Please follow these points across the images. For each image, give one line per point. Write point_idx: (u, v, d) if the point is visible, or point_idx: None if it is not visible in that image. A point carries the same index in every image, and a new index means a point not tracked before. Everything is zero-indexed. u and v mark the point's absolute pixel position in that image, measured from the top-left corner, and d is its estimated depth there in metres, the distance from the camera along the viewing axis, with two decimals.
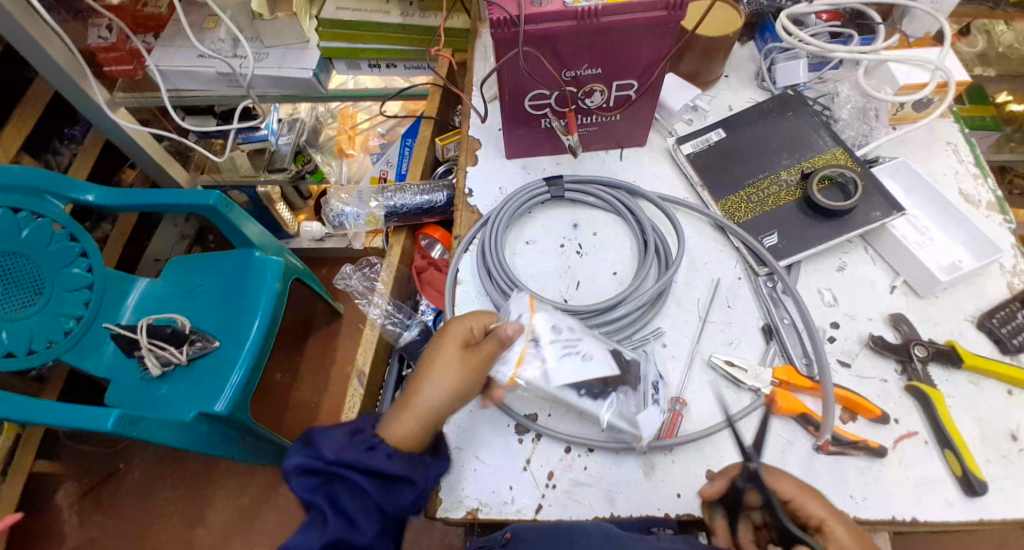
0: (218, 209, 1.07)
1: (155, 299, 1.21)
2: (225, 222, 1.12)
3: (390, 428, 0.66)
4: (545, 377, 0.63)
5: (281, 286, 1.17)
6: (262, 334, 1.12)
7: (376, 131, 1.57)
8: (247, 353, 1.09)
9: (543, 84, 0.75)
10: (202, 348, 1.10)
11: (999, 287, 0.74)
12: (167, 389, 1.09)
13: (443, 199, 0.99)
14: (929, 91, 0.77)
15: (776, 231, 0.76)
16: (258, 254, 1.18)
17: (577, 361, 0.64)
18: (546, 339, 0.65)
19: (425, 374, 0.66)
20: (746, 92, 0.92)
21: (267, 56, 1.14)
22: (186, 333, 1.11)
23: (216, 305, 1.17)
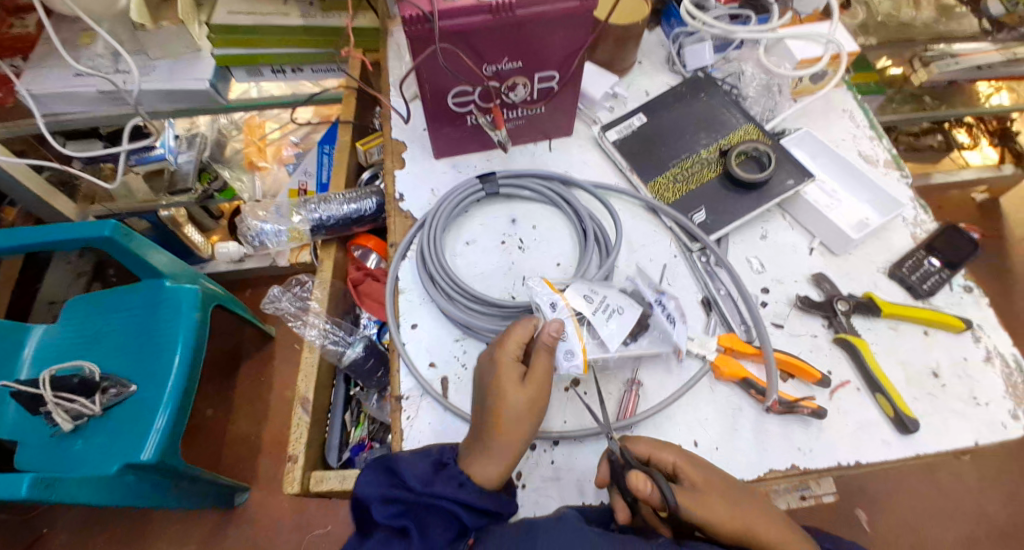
0: (116, 240, 0.98)
1: (55, 347, 1.10)
2: (125, 253, 1.03)
3: (476, 472, 0.59)
4: (602, 347, 0.67)
5: (200, 315, 1.09)
6: (186, 367, 1.04)
7: (289, 140, 1.48)
8: (170, 395, 1.01)
9: (465, 80, 0.74)
10: (117, 395, 1.01)
11: (903, 238, 0.81)
12: (82, 444, 0.99)
13: (372, 206, 0.95)
14: (823, 64, 0.83)
15: (703, 208, 0.79)
16: (170, 284, 1.09)
17: (619, 319, 0.67)
18: (587, 315, 0.67)
19: (496, 411, 0.60)
20: (660, 77, 0.95)
21: (155, 69, 1.06)
22: (96, 380, 0.99)
23: (126, 346, 1.07)
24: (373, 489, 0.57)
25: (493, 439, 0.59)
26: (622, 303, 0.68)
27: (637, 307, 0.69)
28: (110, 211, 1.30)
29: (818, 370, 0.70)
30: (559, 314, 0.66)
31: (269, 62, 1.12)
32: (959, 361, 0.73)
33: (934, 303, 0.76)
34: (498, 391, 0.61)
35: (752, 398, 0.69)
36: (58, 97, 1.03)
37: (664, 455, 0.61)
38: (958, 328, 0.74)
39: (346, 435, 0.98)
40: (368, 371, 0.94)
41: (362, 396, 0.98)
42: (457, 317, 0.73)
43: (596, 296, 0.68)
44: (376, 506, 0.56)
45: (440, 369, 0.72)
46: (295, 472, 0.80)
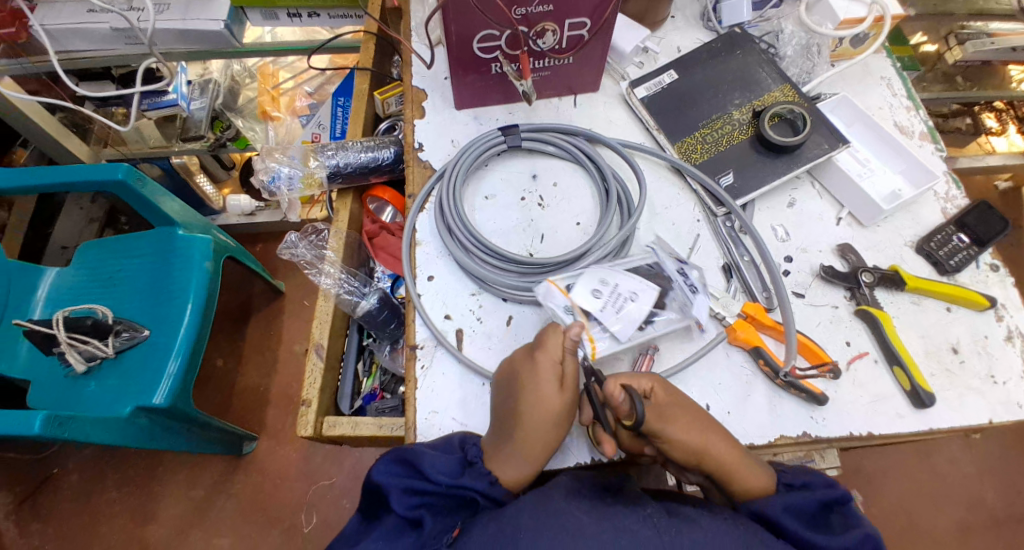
0: (128, 184, 0.97)
1: (68, 291, 1.10)
2: (138, 198, 1.02)
3: (504, 474, 0.58)
4: (616, 339, 0.66)
5: (212, 266, 1.08)
6: (197, 315, 1.04)
7: (303, 90, 1.46)
8: (182, 340, 1.01)
9: (493, 23, 0.71)
10: (130, 339, 1.00)
11: (932, 212, 0.79)
12: (95, 386, 1.00)
13: (390, 156, 0.93)
14: (867, 26, 0.78)
15: (731, 171, 0.77)
16: (182, 233, 1.09)
17: (631, 309, 0.66)
18: (597, 311, 0.66)
19: (532, 414, 0.58)
20: (693, 33, 0.91)
21: (170, 7, 1.07)
22: (109, 323, 1.00)
23: (140, 293, 1.07)
24: (396, 479, 0.56)
25: (525, 439, 0.58)
26: (635, 288, 0.67)
27: (652, 288, 0.67)
28: (123, 155, 1.28)
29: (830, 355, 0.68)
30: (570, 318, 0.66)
31: (283, 5, 1.12)
32: (980, 340, 0.72)
33: (959, 280, 0.75)
34: (533, 392, 0.59)
35: (757, 366, 0.69)
36: (71, 33, 1.06)
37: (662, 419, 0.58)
38: (982, 306, 0.72)
39: (358, 385, 0.99)
40: (380, 325, 0.93)
41: (375, 347, 0.99)
42: (475, 270, 0.72)
43: (606, 287, 0.67)
44: (396, 496, 0.56)
45: (456, 322, 0.72)
46: (309, 416, 0.80)
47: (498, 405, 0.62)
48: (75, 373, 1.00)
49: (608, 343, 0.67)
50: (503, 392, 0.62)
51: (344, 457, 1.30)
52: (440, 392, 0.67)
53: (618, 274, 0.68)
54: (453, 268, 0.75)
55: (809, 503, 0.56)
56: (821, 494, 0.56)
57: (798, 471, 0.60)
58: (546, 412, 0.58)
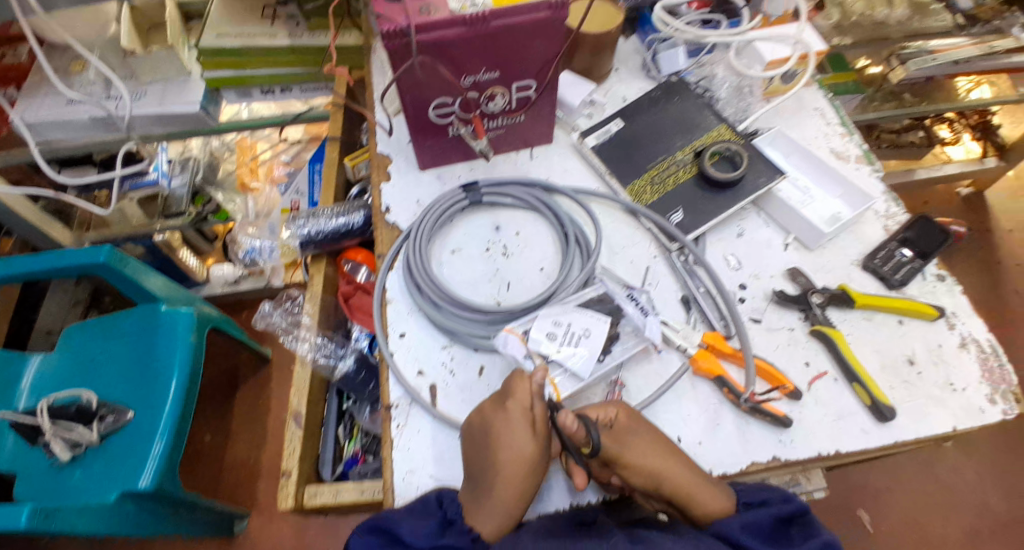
0: (111, 266, 1.00)
1: (52, 376, 1.11)
2: (121, 278, 1.05)
3: (483, 526, 0.59)
4: (577, 377, 0.69)
5: (195, 338, 1.10)
6: (182, 390, 1.05)
7: (280, 159, 1.51)
8: (166, 418, 1.02)
9: (445, 92, 0.76)
10: (115, 422, 1.02)
11: (875, 230, 0.83)
12: (81, 473, 1.00)
13: (360, 219, 0.95)
14: (792, 64, 0.86)
15: (680, 207, 0.81)
16: (164, 308, 1.10)
17: (586, 345, 0.69)
18: (554, 353, 0.69)
19: (496, 461, 0.59)
20: (636, 83, 0.98)
21: (146, 94, 1.14)
22: (94, 408, 1.01)
23: (125, 372, 1.08)
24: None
25: (501, 492, 0.59)
26: (588, 324, 0.71)
27: (603, 321, 0.71)
28: (104, 236, 1.31)
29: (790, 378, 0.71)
30: (530, 362, 0.69)
31: (255, 83, 1.20)
32: (935, 350, 0.75)
33: (908, 292, 0.78)
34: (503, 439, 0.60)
35: (721, 394, 0.71)
36: (51, 124, 1.11)
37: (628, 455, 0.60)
38: (931, 316, 0.75)
39: (340, 450, 1.00)
40: (358, 386, 0.97)
41: (354, 409, 1.00)
42: (444, 324, 0.75)
43: (560, 327, 0.71)
44: None
45: (428, 377, 0.74)
46: (289, 488, 0.81)
47: (472, 458, 0.63)
48: (61, 462, 1.00)
49: (570, 382, 0.69)
50: (475, 445, 0.63)
51: (339, 526, 1.28)
52: (416, 450, 0.69)
53: (570, 314, 0.72)
54: (423, 324, 0.77)
55: (766, 521, 0.59)
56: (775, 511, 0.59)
57: (755, 491, 0.62)
58: (516, 459, 0.60)
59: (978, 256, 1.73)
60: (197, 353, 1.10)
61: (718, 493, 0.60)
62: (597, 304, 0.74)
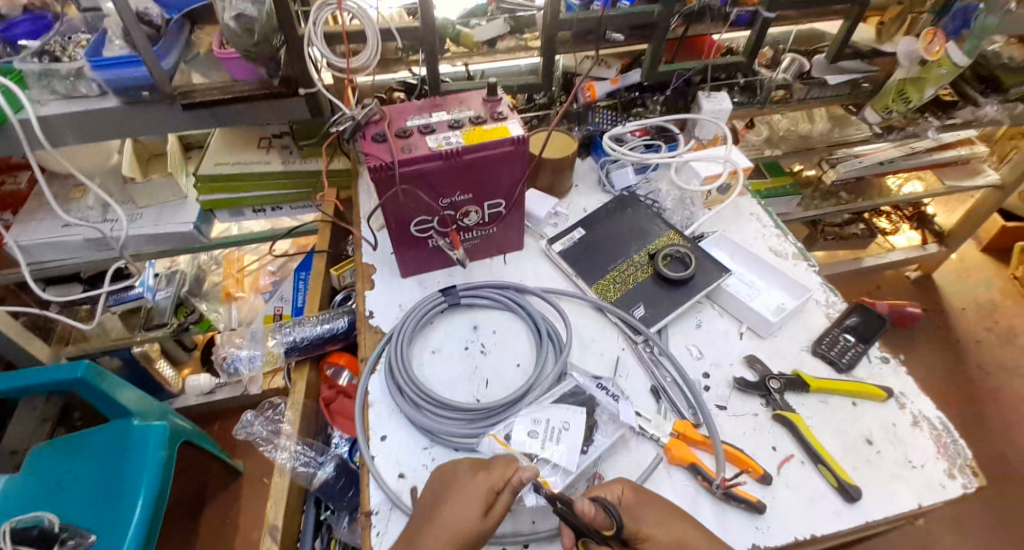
0: (87, 380, 1.02)
1: (11, 497, 1.06)
2: (96, 392, 1.06)
3: None
4: (566, 471, 0.71)
5: (167, 453, 1.12)
6: (147, 512, 1.04)
7: (266, 269, 1.57)
8: (130, 540, 1.00)
9: (424, 212, 0.85)
10: (76, 547, 0.98)
11: (819, 318, 0.91)
12: None
13: (344, 324, 1.00)
14: (723, 179, 0.99)
15: (641, 303, 0.89)
16: (136, 423, 1.12)
17: (566, 437, 0.72)
18: (538, 450, 0.71)
19: (448, 540, 0.61)
20: (594, 196, 1.09)
21: (142, 216, 1.23)
22: (56, 531, 0.98)
23: (89, 491, 1.06)
24: None
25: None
26: (566, 417, 0.74)
27: (580, 412, 0.75)
28: (84, 350, 1.34)
29: (760, 465, 0.75)
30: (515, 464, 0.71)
31: (251, 203, 1.28)
32: (890, 428, 0.80)
33: (857, 375, 0.85)
34: (449, 517, 0.62)
35: (695, 483, 0.74)
36: (46, 246, 1.17)
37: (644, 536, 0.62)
38: (881, 396, 0.82)
39: None
40: (337, 493, 0.96)
41: (333, 519, 0.97)
42: (426, 424, 0.77)
43: (539, 423, 0.74)
44: None
45: (410, 479, 0.75)
46: None
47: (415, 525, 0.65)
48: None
49: (560, 477, 0.70)
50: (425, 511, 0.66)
51: None
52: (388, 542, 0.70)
53: (547, 410, 0.75)
54: (405, 426, 0.80)
55: None
56: None
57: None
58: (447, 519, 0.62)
59: (934, 335, 1.83)
60: (164, 470, 1.11)
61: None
62: (574, 397, 0.78)
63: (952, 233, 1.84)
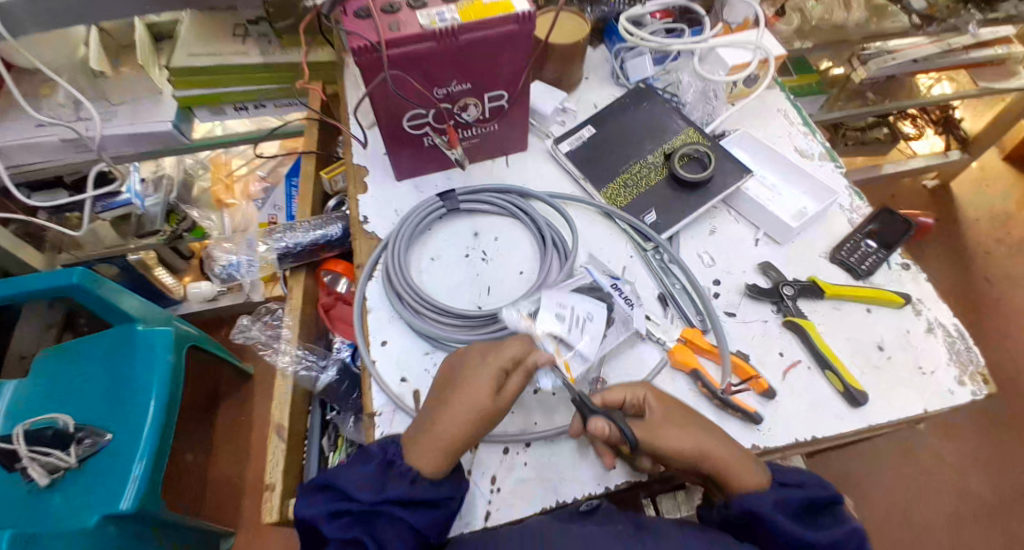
0: (84, 286, 0.99)
1: (29, 398, 1.08)
2: (94, 299, 1.04)
3: (420, 463, 0.60)
4: (586, 358, 0.69)
5: (174, 358, 1.11)
6: (161, 412, 1.05)
7: (256, 174, 1.53)
8: (146, 442, 1.02)
9: (418, 103, 0.77)
10: (92, 446, 1.00)
11: (840, 224, 0.86)
12: (59, 498, 0.98)
13: (338, 230, 0.96)
14: (754, 68, 0.90)
15: (653, 209, 0.84)
16: (140, 327, 1.10)
17: (591, 327, 0.70)
18: (563, 333, 0.69)
19: (466, 419, 0.60)
20: (607, 90, 1.00)
21: (116, 114, 1.14)
22: (71, 431, 1.00)
23: (104, 391, 1.07)
24: (325, 504, 0.59)
25: (438, 433, 0.60)
26: (590, 308, 0.71)
27: (604, 306, 0.72)
28: (78, 259, 1.29)
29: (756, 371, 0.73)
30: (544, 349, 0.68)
31: (229, 100, 1.20)
32: (902, 335, 0.77)
33: (875, 281, 0.81)
34: (459, 407, 0.61)
35: (695, 392, 0.72)
36: (22, 147, 1.10)
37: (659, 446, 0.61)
38: (897, 304, 0.78)
39: (325, 462, 0.94)
40: (343, 395, 0.93)
41: (338, 419, 0.95)
42: (426, 331, 0.75)
43: (565, 311, 0.71)
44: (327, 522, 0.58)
45: (411, 383, 0.74)
46: (273, 502, 0.79)
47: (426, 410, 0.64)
48: (37, 486, 0.98)
49: (580, 363, 0.69)
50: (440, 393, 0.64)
51: None
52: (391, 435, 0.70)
53: (572, 298, 0.72)
54: (405, 333, 0.78)
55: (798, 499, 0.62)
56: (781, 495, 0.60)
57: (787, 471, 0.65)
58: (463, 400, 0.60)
59: (945, 245, 1.79)
60: (173, 373, 1.11)
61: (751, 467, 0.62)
62: (589, 291, 0.75)
63: (977, 139, 1.73)
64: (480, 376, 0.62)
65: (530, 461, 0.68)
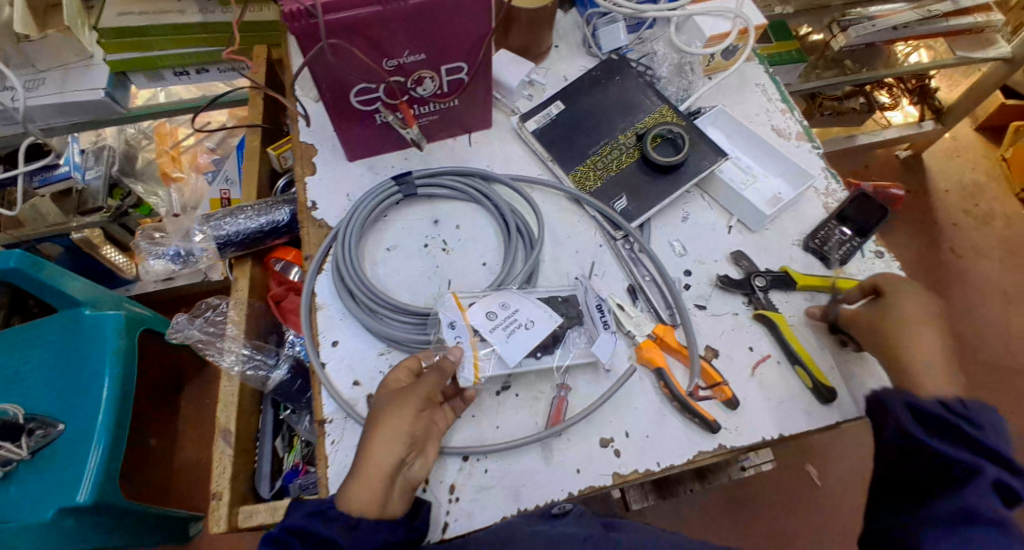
0: (23, 271, 0.90)
1: None
2: (37, 283, 0.95)
3: (353, 503, 0.54)
4: (503, 362, 0.65)
5: (126, 341, 1.03)
6: (115, 397, 0.99)
7: (204, 146, 1.37)
8: (101, 425, 0.96)
9: (366, 78, 0.69)
10: (45, 436, 0.94)
11: (816, 209, 0.82)
12: (14, 491, 0.91)
13: (286, 216, 0.88)
14: (732, 39, 0.84)
15: (624, 194, 0.78)
16: (89, 311, 1.02)
17: (522, 333, 0.66)
18: (488, 333, 0.65)
19: (392, 438, 0.56)
20: (577, 60, 0.93)
21: (44, 81, 1.01)
22: (20, 422, 0.93)
23: (52, 379, 0.99)
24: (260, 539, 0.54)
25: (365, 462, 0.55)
26: (533, 315, 0.67)
27: (552, 319, 0.67)
28: (18, 239, 1.18)
29: (720, 373, 0.69)
30: (457, 335, 0.65)
31: (166, 65, 1.09)
32: None
33: (849, 271, 0.78)
34: (387, 433, 0.56)
35: (659, 391, 0.69)
36: None
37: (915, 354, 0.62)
38: None
39: (279, 462, 0.91)
40: (295, 396, 0.89)
41: (293, 419, 0.92)
42: (382, 332, 0.69)
43: (499, 315, 0.66)
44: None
45: (365, 387, 0.69)
46: (221, 510, 0.73)
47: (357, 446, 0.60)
48: None
49: (493, 364, 0.65)
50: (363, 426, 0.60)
51: None
52: (341, 445, 0.65)
53: (519, 301, 0.68)
54: (356, 333, 0.72)
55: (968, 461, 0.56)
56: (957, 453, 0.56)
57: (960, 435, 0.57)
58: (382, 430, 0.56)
59: (918, 216, 1.79)
60: (127, 356, 1.03)
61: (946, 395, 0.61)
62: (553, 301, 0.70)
63: (952, 110, 1.70)
64: (417, 388, 0.59)
65: (490, 469, 0.64)
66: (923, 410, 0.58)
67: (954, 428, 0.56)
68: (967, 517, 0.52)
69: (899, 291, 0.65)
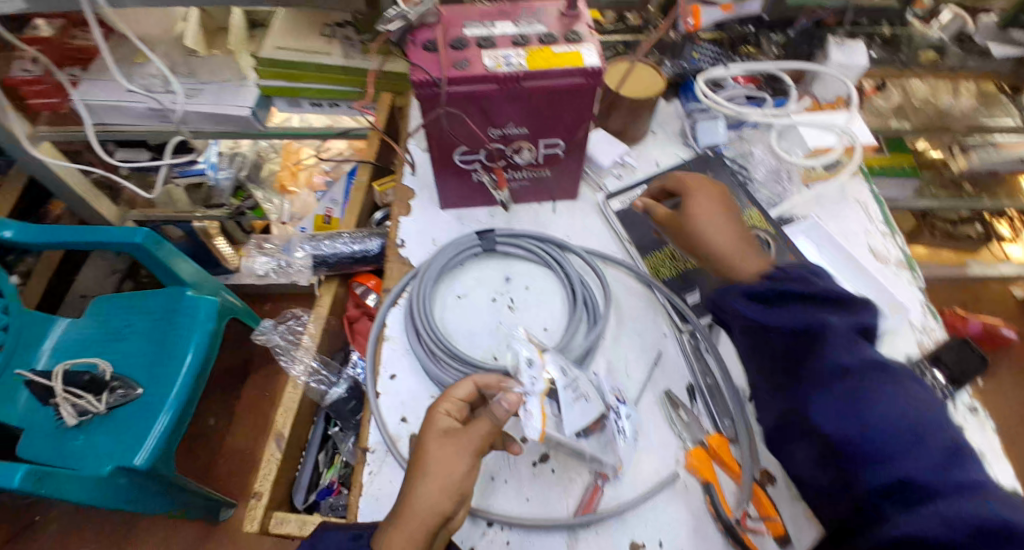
0: (145, 246, 1.03)
1: (79, 341, 1.13)
2: (153, 260, 1.07)
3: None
4: (559, 427, 0.62)
5: (215, 326, 1.12)
6: (192, 372, 1.07)
7: (321, 167, 1.52)
8: (173, 398, 1.04)
9: (471, 142, 0.75)
10: (123, 396, 1.04)
11: (908, 345, 0.76)
12: (83, 439, 1.01)
13: (376, 247, 0.95)
14: (835, 154, 0.85)
15: (697, 288, 0.79)
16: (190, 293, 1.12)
17: (584, 405, 0.64)
18: (560, 387, 0.63)
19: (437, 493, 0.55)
20: (672, 148, 0.95)
21: (202, 92, 1.16)
22: (106, 379, 1.04)
23: (143, 347, 1.10)
24: None
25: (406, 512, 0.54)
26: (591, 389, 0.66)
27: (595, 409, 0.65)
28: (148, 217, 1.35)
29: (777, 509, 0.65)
30: (534, 379, 0.62)
31: (305, 95, 1.20)
32: None
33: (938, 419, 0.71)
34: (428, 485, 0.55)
35: (705, 505, 0.66)
36: (111, 109, 1.13)
37: (710, 227, 0.70)
38: None
39: (318, 476, 0.96)
40: (346, 416, 0.94)
41: (339, 437, 0.96)
42: (436, 374, 0.73)
43: (570, 373, 0.65)
44: None
45: (411, 425, 0.71)
46: (257, 510, 0.76)
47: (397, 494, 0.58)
48: (65, 425, 1.02)
49: (555, 424, 0.62)
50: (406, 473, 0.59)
51: None
52: (378, 482, 0.67)
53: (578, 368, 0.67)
54: (414, 371, 0.76)
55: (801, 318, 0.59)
56: (802, 316, 0.59)
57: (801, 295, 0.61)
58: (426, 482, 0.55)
59: None
60: (213, 339, 1.12)
61: (748, 255, 0.68)
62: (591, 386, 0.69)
63: None
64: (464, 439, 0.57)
65: (510, 541, 0.64)
66: (753, 291, 0.63)
67: (784, 296, 0.61)
68: (842, 372, 0.55)
69: (693, 183, 0.74)
